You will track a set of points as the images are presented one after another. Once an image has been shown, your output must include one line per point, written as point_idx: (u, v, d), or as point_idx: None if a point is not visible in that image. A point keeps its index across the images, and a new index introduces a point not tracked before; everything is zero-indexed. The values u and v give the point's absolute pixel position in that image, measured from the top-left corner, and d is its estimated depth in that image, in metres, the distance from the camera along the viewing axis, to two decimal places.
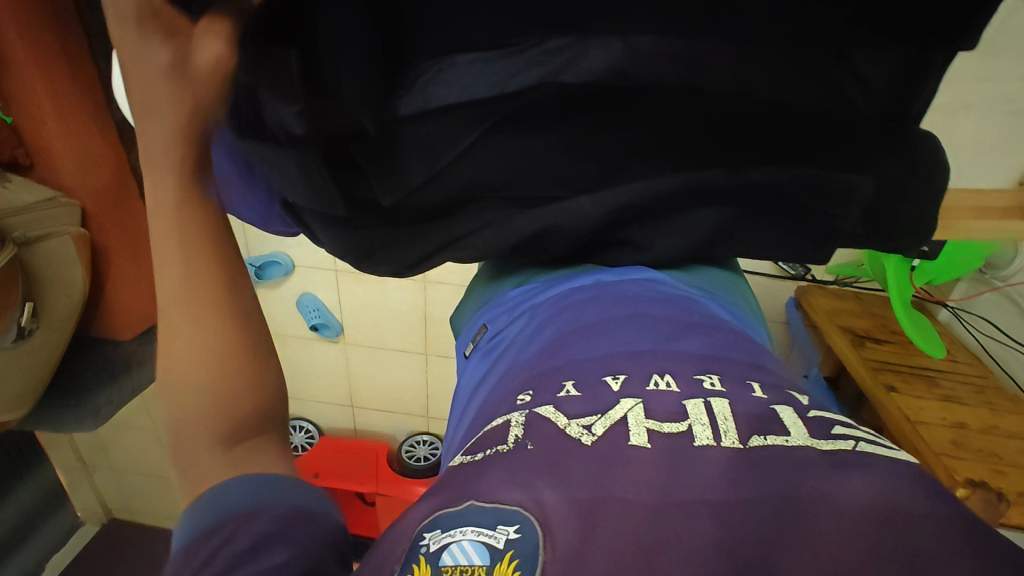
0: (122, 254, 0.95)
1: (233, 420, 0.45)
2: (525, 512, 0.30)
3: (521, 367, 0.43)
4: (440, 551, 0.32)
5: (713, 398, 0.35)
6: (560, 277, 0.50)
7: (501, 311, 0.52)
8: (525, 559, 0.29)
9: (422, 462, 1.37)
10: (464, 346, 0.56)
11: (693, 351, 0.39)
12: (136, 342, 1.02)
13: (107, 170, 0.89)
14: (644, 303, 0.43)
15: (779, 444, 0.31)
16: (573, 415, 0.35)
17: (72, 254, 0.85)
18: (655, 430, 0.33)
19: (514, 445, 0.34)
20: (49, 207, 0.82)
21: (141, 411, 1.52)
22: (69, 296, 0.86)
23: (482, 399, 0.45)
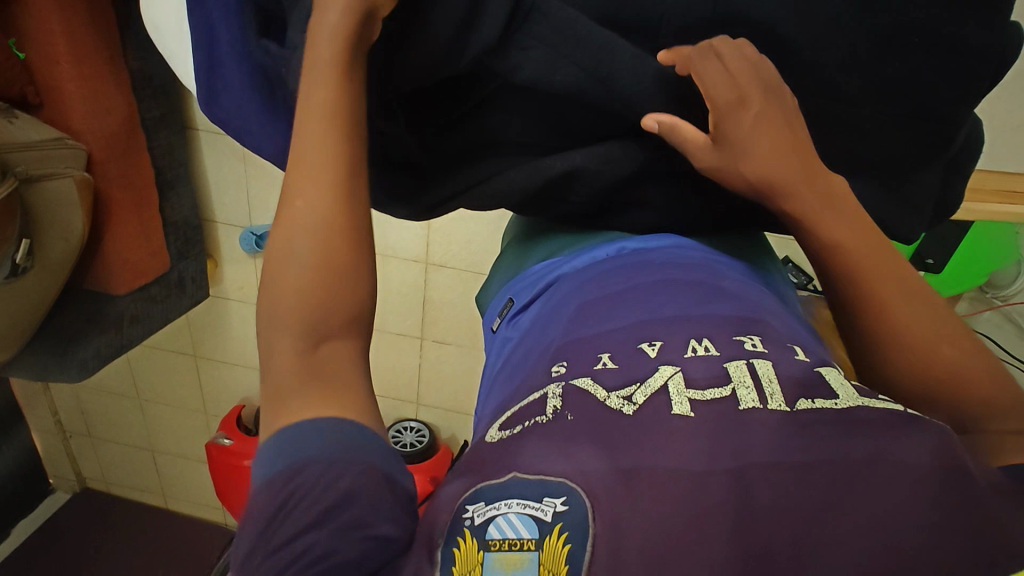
0: (124, 207, 0.93)
1: (317, 316, 0.33)
2: (570, 483, 0.27)
3: (544, 340, 0.39)
4: (486, 524, 0.28)
5: (755, 360, 0.31)
6: (584, 248, 0.47)
7: (524, 285, 0.49)
8: (574, 532, 0.27)
9: (410, 448, 1.33)
10: (490, 320, 0.53)
11: (729, 314, 0.35)
12: (131, 299, 1.01)
13: (118, 118, 0.88)
14: (672, 266, 0.40)
15: (829, 407, 0.29)
16: (613, 387, 0.31)
17: (74, 196, 0.83)
18: (698, 399, 0.29)
19: (554, 416, 0.31)
20: (54, 147, 0.80)
21: (123, 377, 1.49)
22: (66, 240, 0.84)
23: (507, 371, 0.41)
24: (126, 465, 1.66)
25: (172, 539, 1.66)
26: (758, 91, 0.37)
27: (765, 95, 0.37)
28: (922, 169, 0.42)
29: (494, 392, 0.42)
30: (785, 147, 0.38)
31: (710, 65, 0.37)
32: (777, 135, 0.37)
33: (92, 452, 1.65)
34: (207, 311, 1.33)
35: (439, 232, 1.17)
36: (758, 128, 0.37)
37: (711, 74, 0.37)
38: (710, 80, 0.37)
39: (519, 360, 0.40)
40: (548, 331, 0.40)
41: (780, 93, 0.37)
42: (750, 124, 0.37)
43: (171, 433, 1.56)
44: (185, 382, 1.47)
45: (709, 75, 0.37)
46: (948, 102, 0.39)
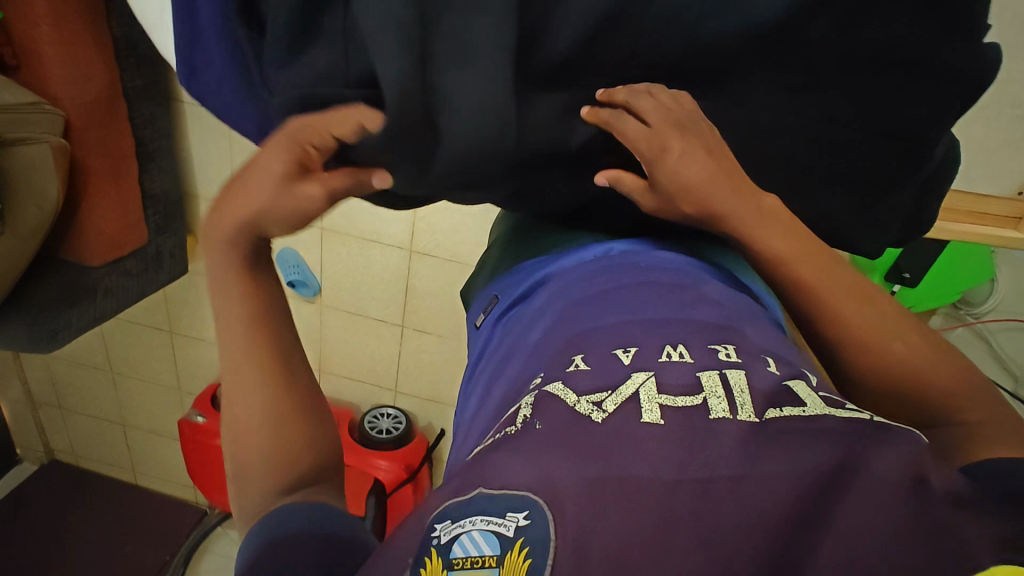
0: (102, 176, 0.91)
1: (290, 463, 0.42)
2: (533, 495, 0.27)
3: (527, 341, 0.40)
4: (451, 543, 0.28)
5: (728, 369, 0.31)
6: (569, 251, 0.48)
7: (514, 280, 0.51)
8: (536, 547, 0.26)
9: (386, 435, 1.32)
10: (475, 316, 0.55)
11: (708, 320, 0.36)
12: (106, 271, 0.99)
13: (98, 85, 0.86)
14: (656, 269, 0.41)
15: (796, 415, 0.29)
16: (583, 392, 0.32)
17: (51, 163, 0.81)
18: (668, 405, 0.30)
19: (522, 426, 0.31)
20: (30, 111, 0.77)
21: (96, 348, 1.46)
22: (41, 207, 0.82)
23: (491, 373, 0.43)
24: (96, 438, 1.64)
25: (141, 515, 1.64)
26: (674, 136, 0.39)
27: (682, 132, 0.39)
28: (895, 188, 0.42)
29: (477, 391, 0.44)
30: (710, 179, 0.40)
31: (625, 124, 0.39)
32: (704, 166, 0.40)
33: (62, 422, 1.62)
34: (186, 286, 1.31)
35: (424, 220, 1.17)
36: (688, 160, 0.40)
37: (632, 134, 0.39)
38: (629, 136, 0.39)
39: (503, 359, 0.42)
40: (531, 332, 0.41)
41: (696, 127, 0.39)
42: (678, 161, 0.40)
43: (144, 408, 1.54)
44: (160, 358, 1.45)
45: (629, 133, 0.39)
46: (924, 120, 0.38)
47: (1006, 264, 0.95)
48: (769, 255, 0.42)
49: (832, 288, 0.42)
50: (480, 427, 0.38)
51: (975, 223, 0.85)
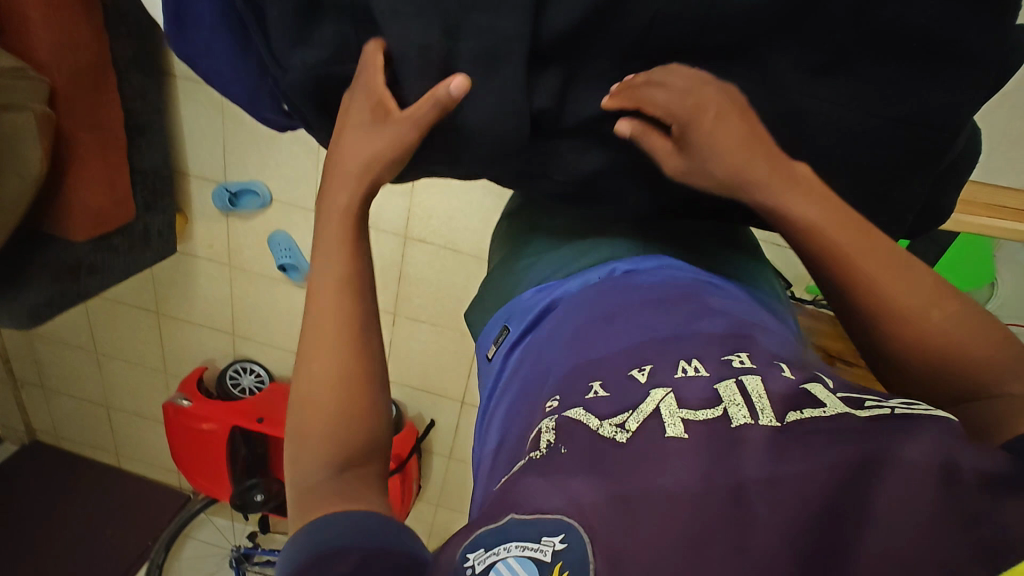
0: (87, 148, 0.88)
1: (345, 445, 0.38)
2: (568, 518, 0.26)
3: (542, 370, 0.40)
4: (486, 572, 0.27)
5: (744, 376, 0.31)
6: (578, 273, 0.48)
7: (518, 312, 0.49)
8: (575, 568, 0.26)
9: None
10: (484, 348, 0.53)
11: (716, 331, 0.36)
12: (89, 247, 0.96)
13: (84, 52, 0.83)
14: (661, 285, 0.42)
15: (819, 416, 0.28)
16: (606, 416, 0.31)
17: (33, 131, 0.78)
18: (691, 419, 0.29)
19: (548, 451, 0.30)
20: (13, 76, 0.74)
21: (82, 327, 1.43)
22: (22, 177, 0.79)
23: (508, 405, 0.41)
24: (80, 420, 1.60)
25: (124, 499, 1.62)
26: (711, 95, 0.37)
27: (720, 93, 0.37)
28: (910, 184, 0.40)
29: (496, 425, 0.42)
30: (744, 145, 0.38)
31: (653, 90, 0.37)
32: (736, 131, 0.38)
33: (45, 403, 1.59)
34: (174, 266, 1.29)
35: (420, 205, 1.14)
36: (722, 127, 0.38)
37: (663, 101, 0.37)
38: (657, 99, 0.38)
39: (520, 391, 0.41)
40: (545, 361, 0.40)
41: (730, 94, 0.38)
42: (713, 127, 0.38)
43: (129, 390, 1.51)
44: (147, 340, 1.42)
45: (660, 100, 0.37)
46: (945, 108, 0.36)
47: (1006, 264, 0.94)
48: (807, 225, 0.38)
49: (874, 266, 0.38)
50: (503, 462, 0.36)
51: (989, 218, 0.81)
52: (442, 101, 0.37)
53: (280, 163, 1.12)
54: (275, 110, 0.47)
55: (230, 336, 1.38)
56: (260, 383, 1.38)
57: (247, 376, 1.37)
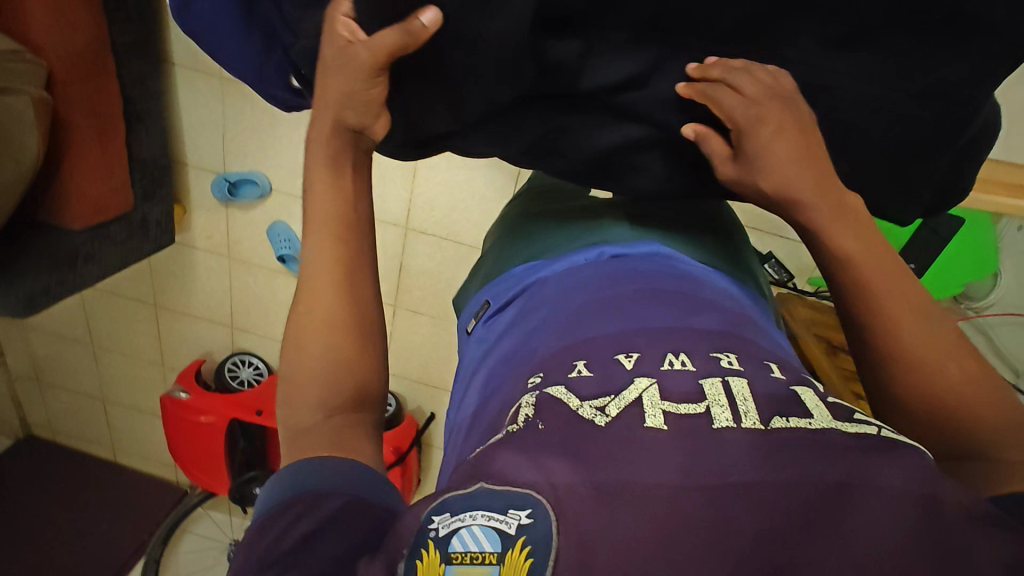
0: (86, 136, 0.87)
1: (337, 389, 0.41)
2: (536, 495, 0.30)
3: (528, 343, 0.44)
4: (449, 536, 0.31)
5: (729, 377, 0.35)
6: (560, 256, 0.53)
7: (504, 287, 0.54)
8: (537, 544, 0.29)
9: None
10: (467, 322, 0.58)
11: (710, 327, 0.40)
12: (87, 236, 0.95)
13: (83, 37, 0.82)
14: (653, 275, 0.46)
15: (802, 426, 0.32)
16: (585, 397, 0.35)
17: (31, 117, 0.77)
18: (671, 412, 0.33)
19: (524, 425, 0.34)
20: (9, 60, 0.74)
21: (78, 319, 1.41)
22: (19, 163, 0.77)
23: (485, 374, 0.46)
24: (77, 415, 1.58)
25: (121, 494, 1.60)
26: (775, 107, 0.37)
27: (784, 104, 0.37)
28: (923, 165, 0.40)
29: (472, 392, 0.47)
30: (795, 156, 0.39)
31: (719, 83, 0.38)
32: (796, 147, 0.38)
33: (40, 397, 1.57)
34: (172, 256, 1.27)
35: (421, 196, 1.13)
36: (779, 142, 0.38)
37: (727, 106, 0.38)
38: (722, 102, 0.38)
39: (499, 362, 0.45)
40: (532, 335, 0.45)
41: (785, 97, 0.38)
42: (770, 138, 0.38)
43: (126, 383, 1.50)
44: (145, 332, 1.41)
45: (726, 104, 0.38)
46: (960, 82, 0.36)
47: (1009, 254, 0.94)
48: (843, 258, 0.40)
49: (885, 283, 0.40)
50: (484, 425, 0.40)
51: None
52: (409, 31, 0.35)
53: (281, 153, 1.11)
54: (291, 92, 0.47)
55: (228, 329, 1.37)
56: (260, 377, 1.36)
57: (246, 369, 1.36)
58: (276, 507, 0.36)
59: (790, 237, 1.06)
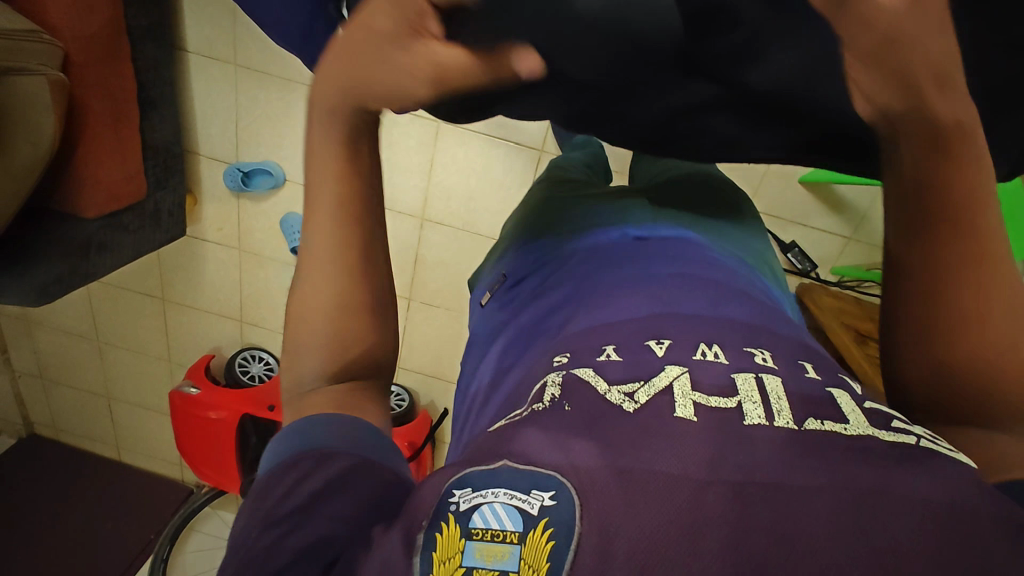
0: (102, 122, 0.85)
1: (337, 357, 0.42)
2: (561, 477, 0.30)
3: (557, 320, 0.46)
4: (470, 511, 0.31)
5: (763, 375, 0.36)
6: (578, 234, 0.56)
7: (521, 261, 0.57)
8: (559, 526, 0.29)
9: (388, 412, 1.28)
10: (482, 294, 0.61)
11: (740, 320, 0.42)
12: (102, 225, 0.93)
13: (100, 20, 0.80)
14: (686, 265, 0.48)
15: (836, 430, 0.32)
16: (614, 381, 0.36)
17: (46, 99, 0.75)
18: (702, 403, 0.34)
19: (551, 404, 0.36)
20: (28, 39, 0.71)
21: (84, 315, 1.39)
22: (35, 146, 0.76)
23: (507, 345, 0.49)
24: (81, 413, 1.55)
25: (126, 493, 1.57)
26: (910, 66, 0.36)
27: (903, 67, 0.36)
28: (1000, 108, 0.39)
29: (490, 360, 0.50)
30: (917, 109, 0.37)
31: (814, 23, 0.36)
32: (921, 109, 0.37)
33: (44, 395, 1.54)
34: (182, 249, 1.25)
35: (439, 185, 1.11)
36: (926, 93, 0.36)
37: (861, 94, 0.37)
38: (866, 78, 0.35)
39: (515, 336, 0.49)
40: (560, 313, 0.47)
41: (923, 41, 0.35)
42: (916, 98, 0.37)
43: (132, 381, 1.47)
44: (152, 327, 1.38)
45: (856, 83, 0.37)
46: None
47: None
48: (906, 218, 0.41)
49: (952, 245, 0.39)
50: (501, 396, 0.43)
51: None
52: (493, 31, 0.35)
53: (296, 142, 1.09)
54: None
55: (237, 323, 1.35)
56: (270, 372, 1.34)
57: (256, 364, 1.34)
58: (283, 466, 0.37)
59: (812, 225, 1.05)
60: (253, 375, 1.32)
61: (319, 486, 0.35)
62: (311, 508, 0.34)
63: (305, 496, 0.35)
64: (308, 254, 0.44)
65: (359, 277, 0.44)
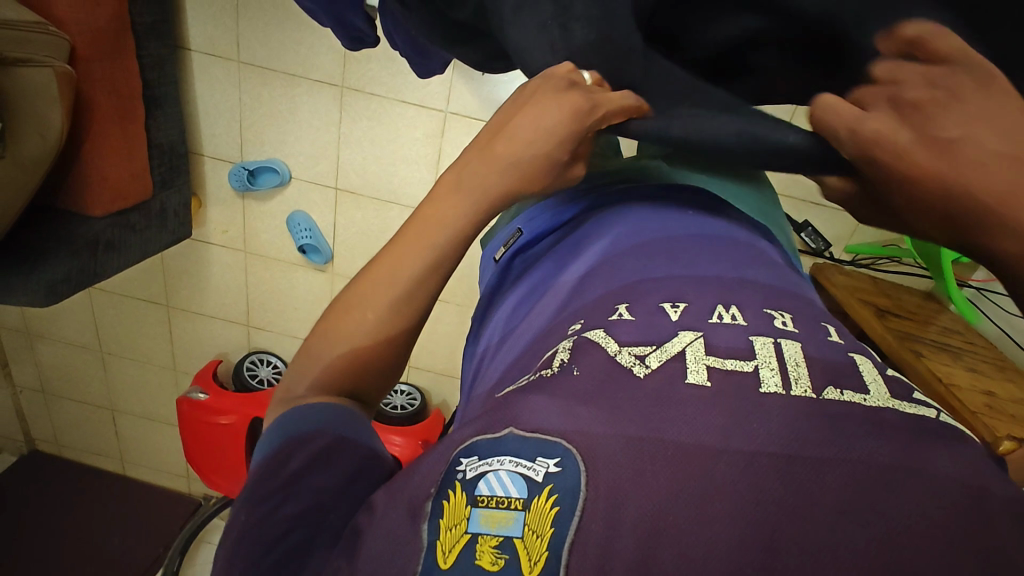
0: (107, 115, 0.84)
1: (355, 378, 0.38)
2: (567, 444, 0.26)
3: (564, 283, 0.40)
4: (476, 479, 0.27)
5: (782, 339, 0.29)
6: (596, 186, 0.49)
7: (538, 214, 0.50)
8: (565, 494, 0.25)
9: (398, 411, 1.25)
10: (494, 249, 0.54)
11: (764, 281, 0.35)
12: (108, 223, 0.92)
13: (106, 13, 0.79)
14: (708, 223, 0.41)
15: (857, 401, 0.26)
16: (625, 342, 0.30)
17: (54, 92, 0.74)
18: (717, 367, 0.28)
19: (559, 369, 0.29)
20: (35, 31, 0.70)
21: (88, 325, 1.36)
22: (43, 138, 0.75)
23: (512, 312, 0.43)
24: (86, 426, 1.52)
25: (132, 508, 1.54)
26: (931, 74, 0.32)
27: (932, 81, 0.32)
28: (1000, 29, 0.29)
29: (499, 322, 0.44)
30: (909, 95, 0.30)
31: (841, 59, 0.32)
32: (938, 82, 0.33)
33: (47, 410, 1.51)
34: (185, 253, 1.23)
35: None
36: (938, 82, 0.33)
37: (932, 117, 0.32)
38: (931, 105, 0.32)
39: (526, 296, 0.43)
40: (567, 274, 0.40)
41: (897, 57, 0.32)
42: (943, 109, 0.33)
43: (137, 392, 1.45)
44: (158, 336, 1.36)
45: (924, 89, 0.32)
46: None
47: None
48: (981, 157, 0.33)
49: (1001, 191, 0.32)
50: (501, 366, 0.38)
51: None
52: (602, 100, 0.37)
53: (301, 139, 1.08)
54: (363, 20, 0.52)
55: (244, 327, 1.33)
56: (278, 376, 1.32)
57: (264, 368, 1.32)
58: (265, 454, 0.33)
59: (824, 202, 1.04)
60: (261, 379, 1.29)
61: (297, 465, 0.32)
62: (286, 488, 0.31)
63: (283, 478, 0.31)
64: (370, 271, 0.39)
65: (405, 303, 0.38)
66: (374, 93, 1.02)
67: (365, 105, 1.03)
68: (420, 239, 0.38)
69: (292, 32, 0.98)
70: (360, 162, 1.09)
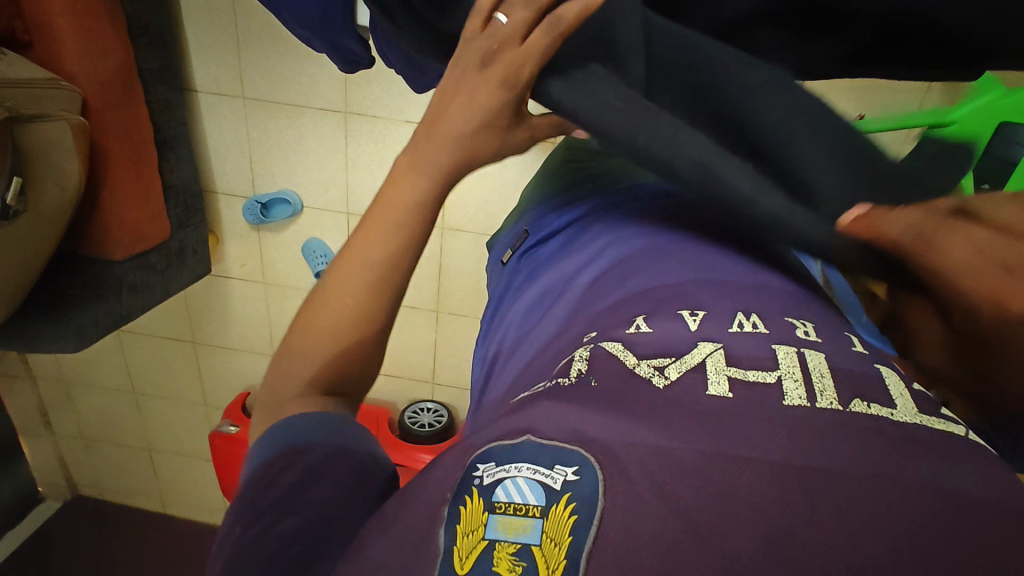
0: (121, 164, 0.87)
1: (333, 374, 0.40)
2: (584, 451, 0.25)
3: (576, 288, 0.39)
4: (493, 485, 0.26)
5: (806, 349, 0.29)
6: (601, 188, 0.49)
7: (544, 217, 0.50)
8: (582, 504, 0.24)
9: (426, 428, 1.24)
10: (501, 253, 0.54)
11: (783, 286, 0.34)
12: (129, 266, 0.94)
13: (113, 64, 0.82)
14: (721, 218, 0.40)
15: (884, 416, 0.25)
16: (643, 354, 0.29)
17: (69, 144, 0.76)
18: (738, 378, 0.27)
19: (577, 379, 0.29)
20: (49, 87, 0.73)
21: (119, 368, 1.39)
22: (62, 189, 0.77)
23: (523, 318, 0.42)
24: (125, 467, 1.55)
25: (174, 546, 1.56)
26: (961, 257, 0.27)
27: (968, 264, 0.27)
28: None
29: (510, 328, 0.43)
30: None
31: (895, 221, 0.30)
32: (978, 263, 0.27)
33: (85, 454, 1.54)
34: (206, 289, 1.26)
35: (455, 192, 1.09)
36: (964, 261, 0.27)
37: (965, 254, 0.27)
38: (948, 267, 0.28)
39: (537, 301, 0.42)
40: (578, 278, 0.40)
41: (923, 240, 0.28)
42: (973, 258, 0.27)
43: (171, 430, 1.47)
44: (187, 373, 1.39)
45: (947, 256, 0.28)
46: None
47: None
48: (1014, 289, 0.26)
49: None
50: (513, 373, 0.38)
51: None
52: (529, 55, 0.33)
53: (309, 167, 1.10)
54: (356, 41, 0.52)
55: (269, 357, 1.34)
56: None
57: None
58: (257, 476, 0.33)
59: None
60: None
61: (292, 479, 0.32)
62: (281, 503, 0.31)
63: (277, 494, 0.31)
64: (337, 267, 0.40)
65: (370, 300, 0.39)
66: (377, 115, 1.03)
67: (369, 128, 1.04)
68: (378, 234, 0.39)
69: (293, 63, 1.00)
70: (369, 185, 1.10)
